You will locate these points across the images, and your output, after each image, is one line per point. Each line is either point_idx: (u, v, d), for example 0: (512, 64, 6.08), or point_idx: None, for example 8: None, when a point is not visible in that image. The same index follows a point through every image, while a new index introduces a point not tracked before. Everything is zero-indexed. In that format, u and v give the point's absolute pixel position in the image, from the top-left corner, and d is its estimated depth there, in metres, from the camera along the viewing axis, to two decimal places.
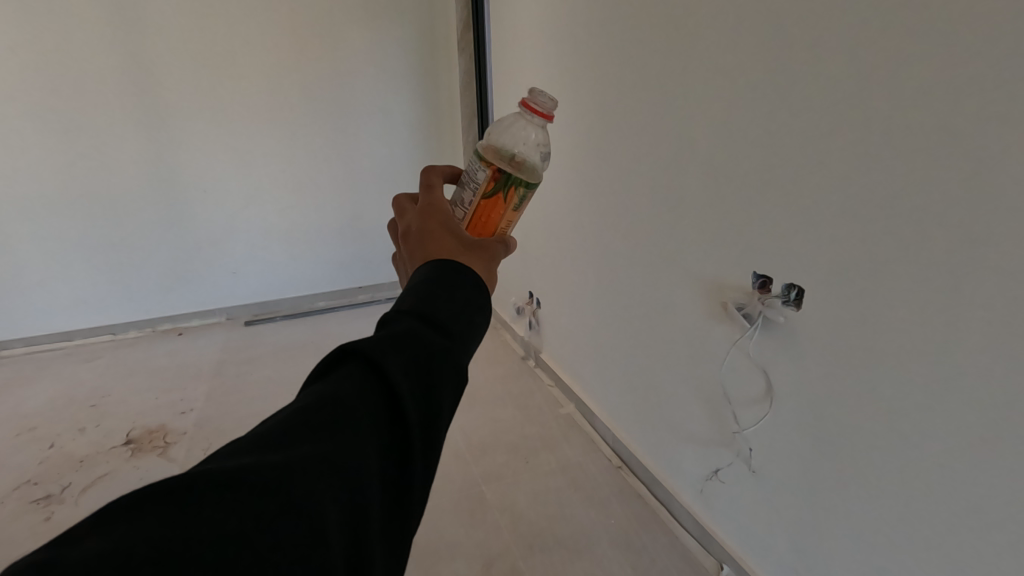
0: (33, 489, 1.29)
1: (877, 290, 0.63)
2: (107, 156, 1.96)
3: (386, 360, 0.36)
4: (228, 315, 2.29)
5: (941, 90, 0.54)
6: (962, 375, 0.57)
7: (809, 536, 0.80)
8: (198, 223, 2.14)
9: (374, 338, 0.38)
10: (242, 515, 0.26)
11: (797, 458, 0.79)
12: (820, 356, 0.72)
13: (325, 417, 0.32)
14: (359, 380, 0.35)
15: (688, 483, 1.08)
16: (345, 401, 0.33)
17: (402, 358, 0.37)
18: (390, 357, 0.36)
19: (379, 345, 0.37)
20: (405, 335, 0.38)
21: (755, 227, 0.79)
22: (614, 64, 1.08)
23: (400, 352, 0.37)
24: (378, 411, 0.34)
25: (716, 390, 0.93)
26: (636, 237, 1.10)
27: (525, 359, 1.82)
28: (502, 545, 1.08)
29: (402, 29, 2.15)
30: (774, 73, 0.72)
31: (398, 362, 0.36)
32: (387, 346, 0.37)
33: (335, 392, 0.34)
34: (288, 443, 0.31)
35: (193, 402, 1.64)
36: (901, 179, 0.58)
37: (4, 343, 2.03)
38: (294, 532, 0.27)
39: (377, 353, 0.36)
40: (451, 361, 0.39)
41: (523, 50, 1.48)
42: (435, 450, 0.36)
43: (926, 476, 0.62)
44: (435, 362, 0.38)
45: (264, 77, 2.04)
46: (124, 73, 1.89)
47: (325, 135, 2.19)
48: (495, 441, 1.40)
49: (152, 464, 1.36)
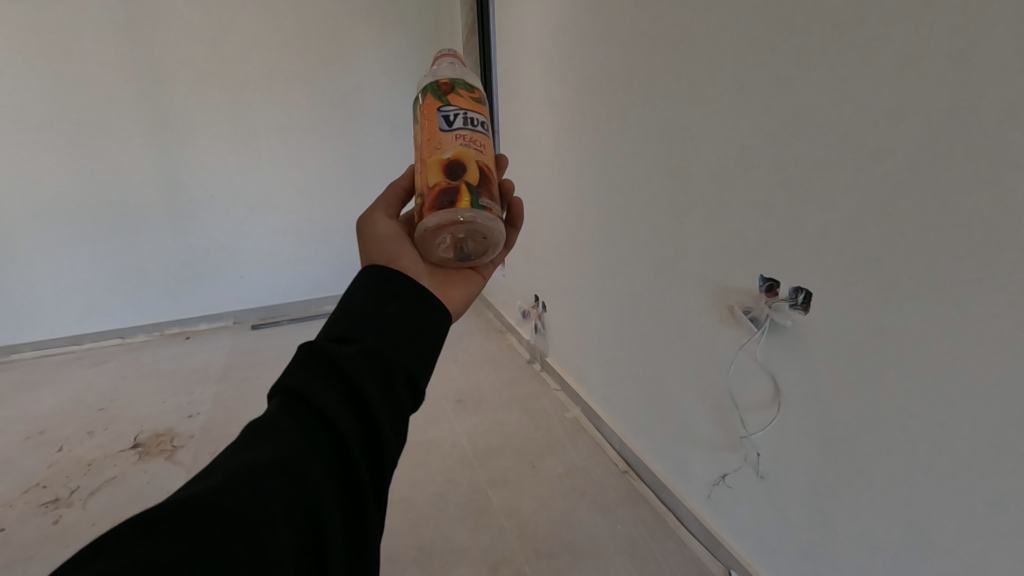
0: (42, 492, 1.30)
1: (884, 293, 0.63)
2: (116, 160, 1.97)
3: (305, 385, 0.41)
4: (235, 319, 2.30)
5: (952, 89, 0.53)
6: (975, 380, 0.56)
7: (819, 544, 0.79)
8: (206, 228, 2.16)
9: (297, 367, 0.43)
10: (190, 521, 0.30)
11: (805, 464, 0.78)
12: (828, 362, 0.71)
13: (259, 438, 0.37)
14: (288, 403, 0.40)
15: (695, 489, 1.07)
16: (274, 424, 0.39)
17: (324, 380, 0.41)
18: (309, 376, 0.41)
19: (301, 371, 0.42)
20: (324, 353, 0.43)
21: (762, 230, 0.79)
22: (620, 68, 1.08)
23: (322, 375, 0.42)
24: (307, 420, 0.39)
25: (724, 394, 0.93)
26: (643, 240, 1.10)
27: (531, 362, 1.82)
28: (508, 550, 1.07)
29: (408, 32, 2.16)
30: (781, 75, 0.71)
31: (320, 384, 0.41)
32: (308, 368, 0.42)
33: (268, 424, 0.38)
34: (228, 464, 0.35)
35: (200, 406, 1.65)
36: (908, 181, 0.58)
37: (14, 347, 2.05)
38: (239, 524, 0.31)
39: (299, 378, 0.42)
40: (374, 360, 0.44)
41: (529, 52, 1.48)
42: (374, 436, 0.40)
43: (940, 484, 0.61)
44: (356, 364, 0.42)
45: (272, 80, 2.05)
46: (132, 77, 1.90)
47: (332, 140, 2.20)
48: (500, 445, 1.40)
49: (159, 468, 1.36)
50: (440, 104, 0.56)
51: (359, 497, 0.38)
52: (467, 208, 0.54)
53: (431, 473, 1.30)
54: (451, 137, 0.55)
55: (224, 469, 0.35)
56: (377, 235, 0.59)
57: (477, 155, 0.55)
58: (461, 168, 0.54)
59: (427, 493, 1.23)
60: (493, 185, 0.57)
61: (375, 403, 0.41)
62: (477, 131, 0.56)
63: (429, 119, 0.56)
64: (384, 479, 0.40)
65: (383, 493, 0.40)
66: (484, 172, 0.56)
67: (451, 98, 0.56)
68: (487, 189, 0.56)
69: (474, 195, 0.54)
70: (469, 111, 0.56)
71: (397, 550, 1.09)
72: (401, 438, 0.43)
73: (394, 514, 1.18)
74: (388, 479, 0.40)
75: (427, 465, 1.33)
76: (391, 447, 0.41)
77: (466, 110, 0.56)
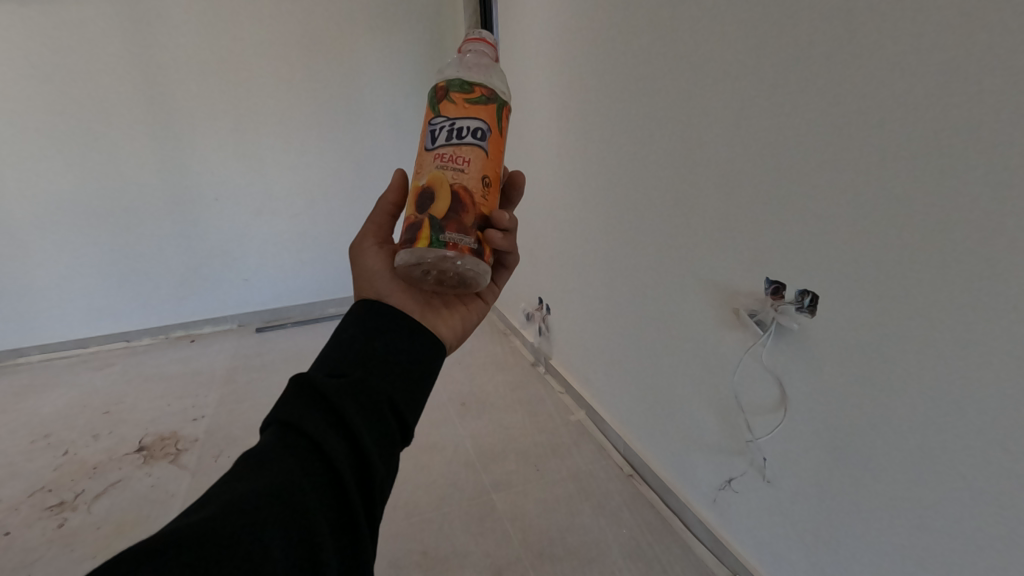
0: (47, 496, 1.30)
1: (890, 297, 0.62)
2: (121, 164, 1.98)
3: (297, 413, 0.41)
4: (239, 322, 2.30)
5: (959, 90, 0.52)
6: (984, 385, 0.55)
7: (827, 550, 0.78)
8: (211, 231, 2.17)
9: (286, 396, 0.43)
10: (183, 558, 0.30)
11: (812, 469, 0.77)
12: (835, 366, 0.71)
13: (250, 470, 0.37)
14: (280, 433, 0.40)
15: (701, 493, 1.06)
16: (265, 454, 0.38)
17: (314, 409, 0.41)
18: (300, 406, 0.41)
19: (291, 400, 0.42)
20: (313, 383, 0.43)
21: (767, 233, 0.78)
22: (624, 71, 1.07)
23: (312, 404, 0.42)
24: (299, 451, 0.39)
25: (729, 398, 0.92)
26: (647, 243, 1.09)
27: (535, 365, 1.81)
28: (511, 555, 1.07)
29: (412, 34, 2.16)
30: (786, 76, 0.71)
31: (311, 413, 0.41)
32: (297, 396, 0.42)
33: (259, 455, 0.39)
34: (221, 495, 0.35)
35: (204, 409, 1.65)
36: (914, 184, 0.57)
37: (21, 350, 2.07)
38: (234, 559, 0.32)
39: (290, 407, 0.41)
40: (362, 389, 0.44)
41: (532, 54, 1.48)
42: (365, 465, 0.41)
43: (950, 491, 0.60)
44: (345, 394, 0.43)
45: (275, 83, 2.06)
46: (136, 81, 1.91)
47: (336, 143, 2.21)
48: (504, 449, 1.39)
49: (164, 471, 1.36)
50: (434, 115, 0.53)
51: (352, 527, 0.38)
52: (426, 246, 0.51)
53: (435, 477, 1.30)
54: (432, 157, 0.52)
55: (216, 501, 0.35)
56: (366, 269, 0.62)
57: (454, 177, 0.51)
58: (429, 199, 0.51)
59: (430, 497, 1.23)
60: (471, 211, 0.51)
61: (365, 432, 0.41)
62: (462, 147, 0.51)
63: (422, 135, 0.54)
64: (374, 508, 0.41)
65: (373, 520, 0.41)
66: (459, 197, 0.51)
67: (442, 109, 0.53)
68: (456, 219, 0.51)
69: (436, 230, 0.50)
70: (457, 122, 0.52)
71: (401, 554, 1.08)
72: (389, 465, 0.43)
73: (398, 518, 1.17)
74: (378, 506, 0.41)
75: (431, 469, 1.33)
76: (380, 475, 0.41)
77: (455, 120, 0.52)
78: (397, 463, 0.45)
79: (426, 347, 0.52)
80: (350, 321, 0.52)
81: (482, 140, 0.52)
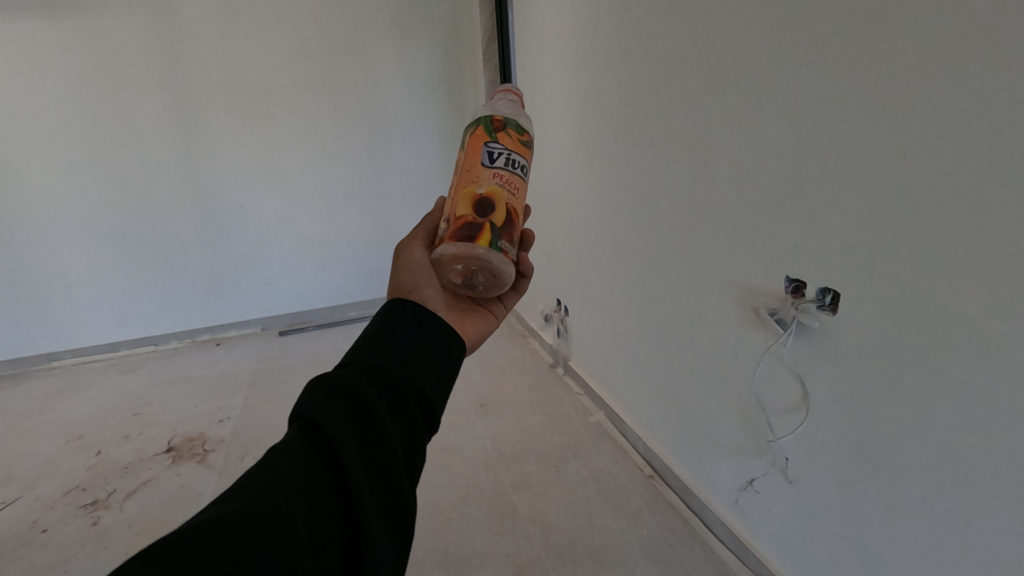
0: (82, 494, 1.34)
1: (910, 294, 0.61)
2: (149, 174, 2.04)
3: (317, 405, 0.40)
4: (262, 326, 2.36)
5: (979, 85, 0.52)
6: (1011, 388, 0.53)
7: (853, 553, 0.76)
8: (234, 237, 2.22)
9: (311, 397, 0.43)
10: (194, 561, 0.30)
11: (836, 469, 0.76)
12: (858, 365, 0.70)
13: (268, 474, 0.36)
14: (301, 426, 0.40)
15: (723, 493, 1.05)
16: (285, 452, 0.38)
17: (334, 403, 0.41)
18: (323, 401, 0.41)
19: (315, 395, 0.42)
20: (341, 379, 0.43)
21: (788, 231, 0.77)
22: (640, 73, 1.08)
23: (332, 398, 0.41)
24: (318, 458, 0.38)
25: (751, 398, 0.91)
26: (665, 243, 1.09)
27: (554, 366, 1.82)
28: (532, 555, 1.07)
29: (429, 40, 2.18)
30: (801, 72, 0.71)
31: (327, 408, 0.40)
32: (324, 394, 0.42)
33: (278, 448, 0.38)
34: (237, 492, 0.35)
35: (230, 411, 1.68)
36: (931, 179, 0.57)
37: (55, 354, 2.14)
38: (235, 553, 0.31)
39: (312, 402, 0.41)
40: (387, 396, 0.44)
41: (548, 56, 1.48)
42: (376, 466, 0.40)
43: (972, 494, 0.59)
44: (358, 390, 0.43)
45: (297, 93, 2.10)
46: (164, 96, 1.97)
47: (355, 149, 2.24)
48: (524, 449, 1.40)
49: (192, 471, 1.40)
50: (490, 139, 0.57)
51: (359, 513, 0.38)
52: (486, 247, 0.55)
53: (455, 478, 1.31)
54: (489, 174, 0.56)
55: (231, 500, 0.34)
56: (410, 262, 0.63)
57: (509, 197, 0.56)
58: (489, 209, 0.55)
59: (451, 497, 1.25)
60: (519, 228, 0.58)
61: (381, 432, 0.41)
62: (514, 173, 0.57)
63: (475, 150, 0.57)
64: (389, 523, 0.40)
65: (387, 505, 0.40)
66: (511, 216, 0.56)
67: (501, 134, 0.57)
68: (509, 232, 0.56)
69: (495, 236, 0.55)
70: (513, 153, 0.57)
71: (423, 554, 1.10)
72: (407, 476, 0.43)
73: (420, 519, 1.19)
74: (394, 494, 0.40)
75: (451, 470, 1.34)
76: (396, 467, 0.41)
77: (511, 150, 0.57)
78: (415, 454, 0.44)
79: (445, 358, 0.52)
80: (376, 325, 0.53)
81: (523, 172, 0.58)
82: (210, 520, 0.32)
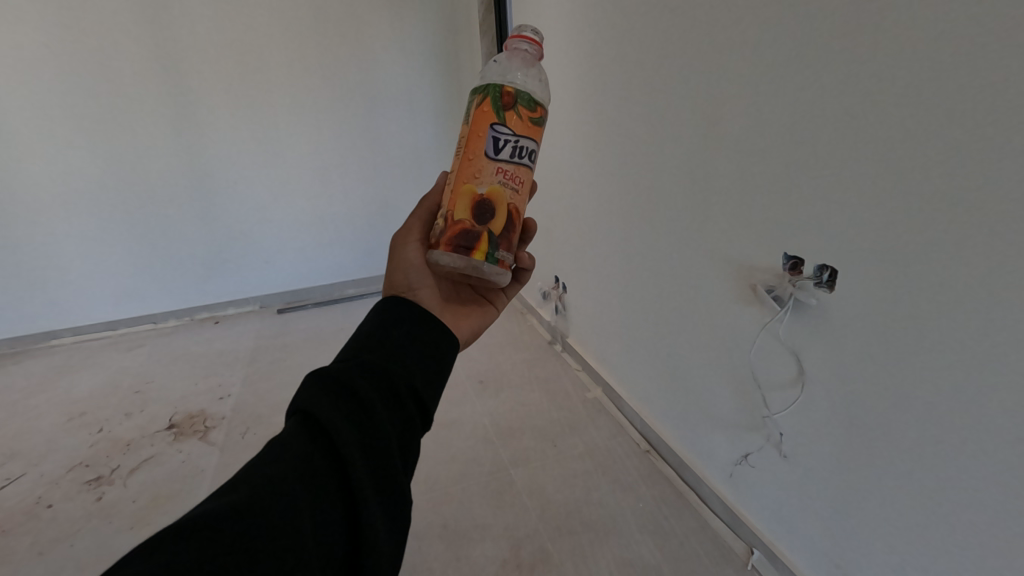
0: (85, 471, 1.36)
1: (909, 273, 0.61)
2: (141, 150, 2.01)
3: (313, 398, 0.41)
4: (260, 304, 2.36)
5: (984, 59, 0.50)
6: (1008, 367, 0.54)
7: (846, 526, 0.78)
8: (229, 215, 2.20)
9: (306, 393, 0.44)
10: (201, 546, 0.30)
11: (831, 444, 0.77)
12: (854, 342, 0.70)
13: (268, 466, 0.37)
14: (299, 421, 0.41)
15: (718, 467, 1.07)
16: (284, 445, 0.39)
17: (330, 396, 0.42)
18: (319, 394, 0.42)
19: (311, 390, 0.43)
20: (336, 373, 0.44)
21: (787, 208, 0.76)
22: (638, 46, 1.05)
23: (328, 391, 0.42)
24: (316, 449, 0.39)
25: (747, 374, 0.92)
26: (663, 220, 1.08)
27: (552, 342, 1.83)
28: (531, 528, 1.09)
29: (425, 12, 2.13)
30: (802, 44, 0.69)
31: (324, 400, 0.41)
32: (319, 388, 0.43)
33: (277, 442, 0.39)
34: (238, 485, 0.36)
35: (230, 388, 1.69)
36: (933, 156, 0.56)
37: (54, 333, 2.14)
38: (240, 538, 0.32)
39: (309, 396, 0.42)
40: (382, 389, 0.45)
41: (546, 28, 1.45)
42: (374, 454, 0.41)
43: (966, 470, 0.60)
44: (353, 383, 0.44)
45: (291, 67, 2.06)
46: (155, 70, 1.92)
47: (351, 124, 2.21)
48: (521, 425, 1.41)
49: (193, 448, 1.41)
50: (497, 122, 0.54)
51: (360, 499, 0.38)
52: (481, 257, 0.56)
53: (454, 453, 1.32)
54: (493, 168, 0.55)
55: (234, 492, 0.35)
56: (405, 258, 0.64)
57: (511, 197, 0.56)
58: (489, 212, 0.55)
59: (450, 472, 1.26)
60: (518, 228, 0.58)
61: (377, 421, 0.42)
62: (519, 166, 0.56)
63: (480, 132, 0.55)
64: (390, 510, 0.40)
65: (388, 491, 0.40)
66: (511, 218, 0.56)
67: (507, 119, 0.54)
68: (507, 238, 0.57)
69: (492, 246, 0.56)
70: (520, 140, 0.55)
71: (423, 528, 1.11)
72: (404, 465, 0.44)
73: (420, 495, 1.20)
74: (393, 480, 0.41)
75: (450, 446, 1.36)
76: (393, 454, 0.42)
77: (519, 136, 0.55)
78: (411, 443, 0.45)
79: (438, 353, 0.53)
80: (370, 323, 0.54)
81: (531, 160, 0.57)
82: (214, 510, 0.33)
